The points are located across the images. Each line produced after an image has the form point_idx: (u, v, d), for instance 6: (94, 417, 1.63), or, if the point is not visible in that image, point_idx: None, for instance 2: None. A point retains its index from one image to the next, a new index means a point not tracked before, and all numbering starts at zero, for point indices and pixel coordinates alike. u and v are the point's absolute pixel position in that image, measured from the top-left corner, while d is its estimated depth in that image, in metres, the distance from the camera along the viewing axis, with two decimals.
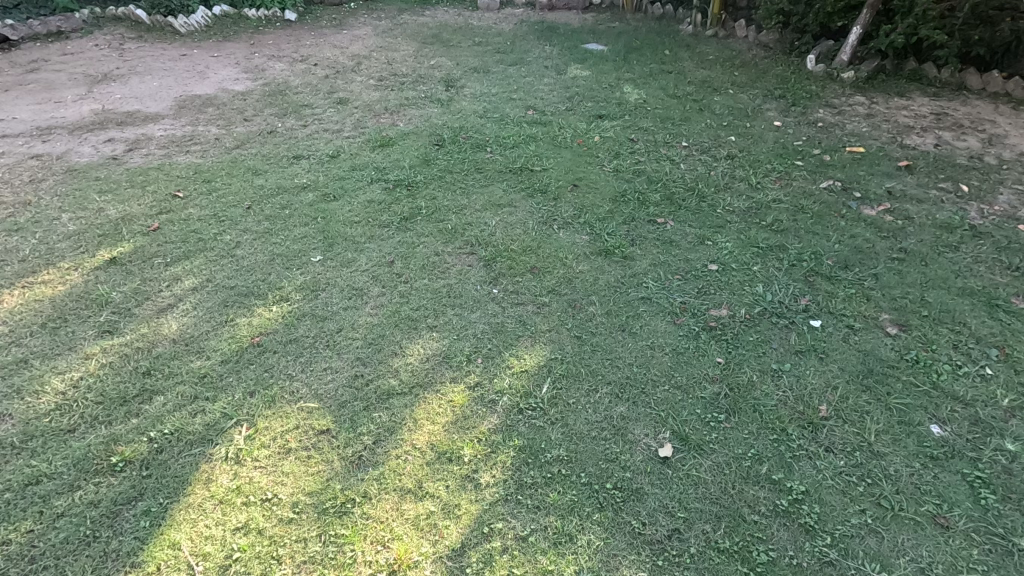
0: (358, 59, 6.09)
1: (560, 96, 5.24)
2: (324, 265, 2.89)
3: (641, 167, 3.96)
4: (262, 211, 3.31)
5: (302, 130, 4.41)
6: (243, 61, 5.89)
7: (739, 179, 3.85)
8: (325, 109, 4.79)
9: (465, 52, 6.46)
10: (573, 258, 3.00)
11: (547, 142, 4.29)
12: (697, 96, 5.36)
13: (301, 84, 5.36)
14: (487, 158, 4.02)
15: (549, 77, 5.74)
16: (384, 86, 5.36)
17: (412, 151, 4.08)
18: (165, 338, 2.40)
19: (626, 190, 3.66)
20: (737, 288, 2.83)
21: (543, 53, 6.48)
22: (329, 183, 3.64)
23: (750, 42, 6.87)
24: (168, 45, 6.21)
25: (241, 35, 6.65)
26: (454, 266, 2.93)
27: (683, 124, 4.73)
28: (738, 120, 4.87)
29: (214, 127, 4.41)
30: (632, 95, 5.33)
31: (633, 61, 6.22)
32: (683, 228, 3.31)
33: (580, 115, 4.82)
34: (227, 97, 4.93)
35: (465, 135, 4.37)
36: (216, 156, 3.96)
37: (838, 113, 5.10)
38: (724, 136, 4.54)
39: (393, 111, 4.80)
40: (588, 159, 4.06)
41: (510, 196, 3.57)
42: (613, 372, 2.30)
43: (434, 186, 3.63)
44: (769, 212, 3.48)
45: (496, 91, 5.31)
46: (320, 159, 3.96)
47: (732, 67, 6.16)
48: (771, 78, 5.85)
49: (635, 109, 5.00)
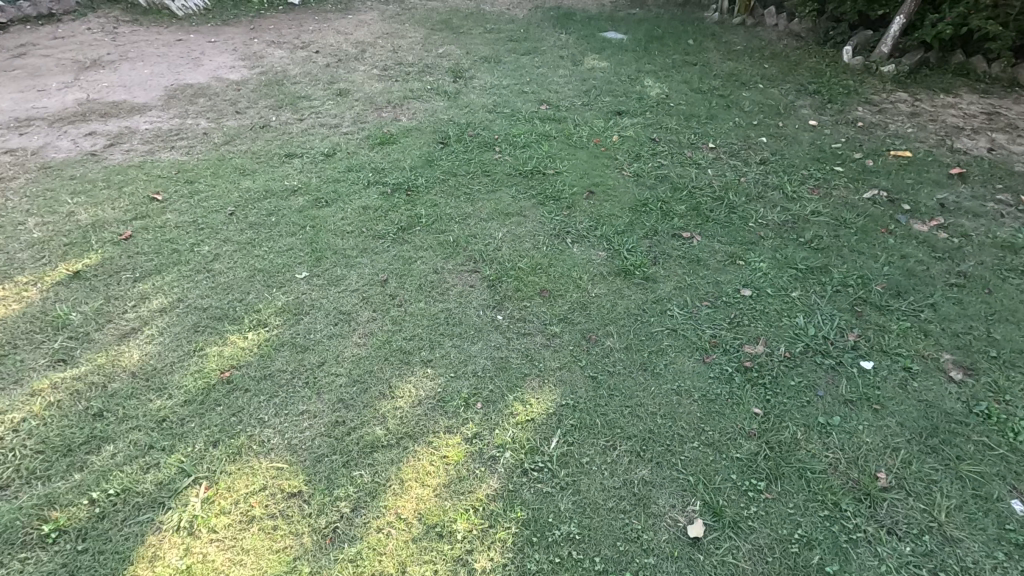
0: (362, 46, 5.75)
1: (576, 89, 4.87)
2: (311, 282, 2.60)
3: (664, 172, 3.60)
4: (246, 217, 3.01)
5: (298, 125, 4.10)
6: (241, 47, 5.57)
7: (772, 188, 3.49)
8: (324, 101, 4.48)
9: (476, 40, 6.09)
10: (587, 279, 2.69)
11: (561, 141, 3.94)
12: (724, 90, 4.97)
13: (300, 73, 5.03)
14: (495, 160, 3.69)
15: (565, 68, 5.37)
16: (388, 76, 5.03)
17: (414, 150, 3.77)
18: (123, 370, 2.11)
19: (647, 198, 3.32)
20: (775, 319, 2.49)
21: (559, 42, 6.09)
22: (322, 185, 3.33)
23: (780, 30, 6.42)
24: (164, 28, 5.90)
25: (241, 19, 6.32)
26: (454, 286, 2.62)
27: (709, 123, 4.36)
28: (770, 118, 4.48)
29: (204, 120, 4.11)
30: (654, 89, 4.95)
31: (655, 51, 5.82)
32: (711, 244, 2.97)
33: (597, 111, 4.46)
34: (221, 87, 4.63)
35: (472, 132, 4.04)
36: (203, 153, 3.66)
37: (879, 111, 4.68)
38: (755, 137, 4.16)
39: (396, 104, 4.47)
40: (605, 162, 3.71)
41: (519, 204, 3.25)
42: (634, 424, 1.99)
43: (437, 191, 3.31)
44: (808, 227, 3.12)
45: (507, 83, 4.96)
46: (315, 157, 3.65)
47: (761, 59, 5.74)
48: (804, 71, 5.43)
49: (656, 106, 4.62)
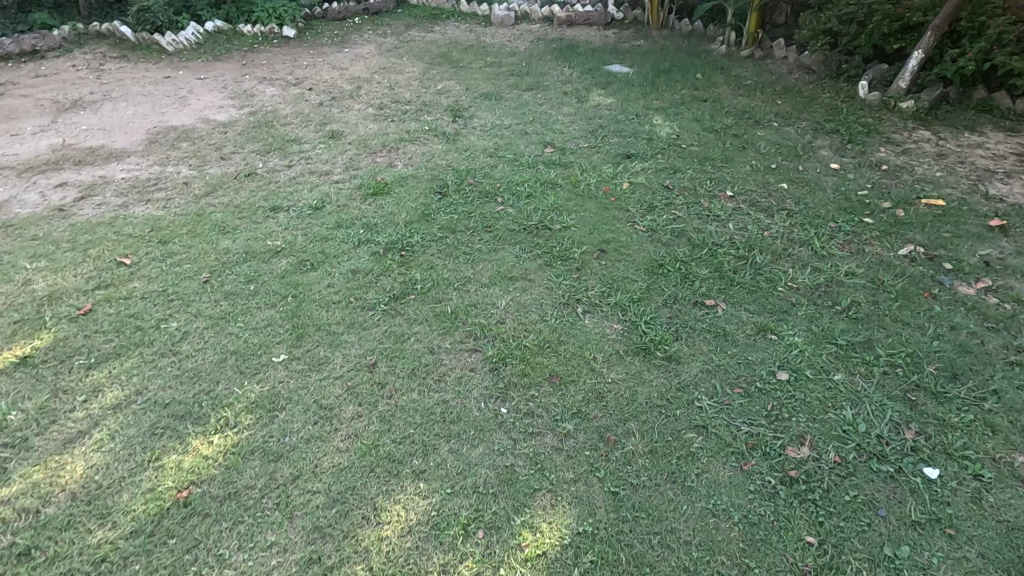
0: (358, 83, 5.53)
1: (582, 129, 4.62)
2: (290, 367, 2.30)
3: (680, 225, 3.32)
4: (222, 284, 2.72)
5: (286, 172, 3.84)
6: (231, 84, 5.35)
7: (799, 244, 3.20)
8: (315, 144, 4.23)
9: (476, 75, 5.88)
10: (602, 360, 2.39)
11: (568, 190, 3.68)
12: (738, 129, 4.72)
13: (292, 113, 4.80)
14: (497, 212, 3.42)
15: (569, 105, 5.13)
16: (384, 115, 4.79)
17: (409, 201, 3.50)
18: (62, 490, 1.81)
19: (664, 258, 3.03)
20: (818, 411, 2.18)
21: (562, 76, 5.87)
22: (308, 245, 3.06)
23: (790, 63, 6.22)
24: (152, 65, 5.69)
25: (233, 54, 6.12)
26: (452, 370, 2.32)
27: (724, 167, 4.10)
28: (788, 161, 4.22)
29: (185, 167, 3.85)
30: (664, 129, 4.70)
31: (663, 86, 5.60)
32: (738, 314, 2.67)
33: (605, 153, 4.20)
34: (206, 130, 4.38)
35: (472, 180, 3.77)
36: (181, 206, 3.38)
37: (903, 151, 4.43)
38: (774, 182, 3.89)
39: (392, 148, 4.22)
40: (616, 214, 3.44)
41: (524, 265, 2.96)
42: (666, 561, 1.69)
43: (434, 251, 3.03)
44: (843, 291, 2.83)
45: (509, 122, 4.71)
46: (303, 210, 3.38)
47: (773, 94, 5.51)
48: (819, 108, 5.19)
49: (668, 147, 4.37)
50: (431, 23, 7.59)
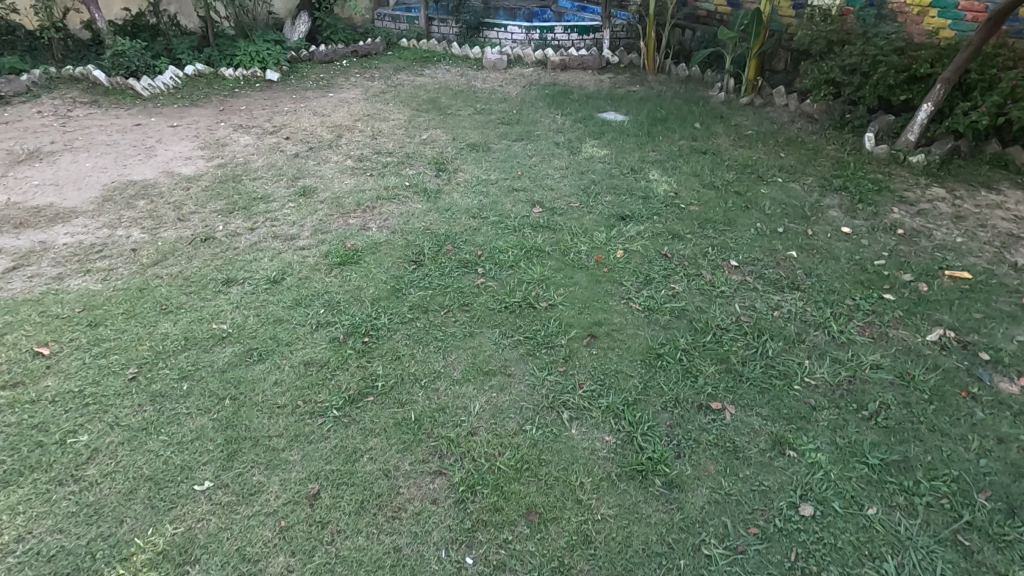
0: (338, 131, 5.27)
1: (573, 186, 4.33)
2: (213, 499, 1.91)
3: (680, 304, 2.97)
4: (150, 382, 2.34)
5: (247, 236, 3.50)
6: (204, 133, 5.08)
7: (814, 327, 2.85)
8: (284, 203, 3.91)
9: (464, 123, 5.62)
10: (590, 487, 2.01)
11: (556, 258, 3.34)
12: (740, 186, 4.43)
13: (264, 165, 4.51)
14: (476, 286, 3.07)
15: (560, 158, 4.86)
16: (362, 168, 4.50)
17: (380, 272, 3.15)
18: None
19: (662, 346, 2.67)
20: (852, 563, 1.80)
21: (554, 125, 5.62)
22: (259, 328, 2.69)
23: (792, 112, 5.99)
24: (123, 111, 5.44)
25: (211, 99, 5.89)
26: (410, 502, 1.93)
27: (727, 230, 3.78)
28: (796, 224, 3.91)
29: (137, 230, 3.52)
30: (661, 185, 4.41)
31: (659, 136, 5.34)
32: (750, 420, 2.29)
33: (597, 214, 3.90)
34: (168, 185, 4.08)
35: (451, 246, 3.44)
36: (123, 278, 3.03)
37: (917, 212, 4.12)
38: (782, 250, 3.57)
39: (367, 206, 3.91)
40: (609, 289, 3.09)
41: (503, 355, 2.59)
42: None
43: (402, 336, 2.67)
44: (870, 389, 2.46)
45: (496, 177, 4.42)
46: (259, 283, 3.03)
47: (775, 145, 5.25)
48: (825, 162, 4.92)
49: (665, 207, 4.06)
50: (422, 66, 7.40)
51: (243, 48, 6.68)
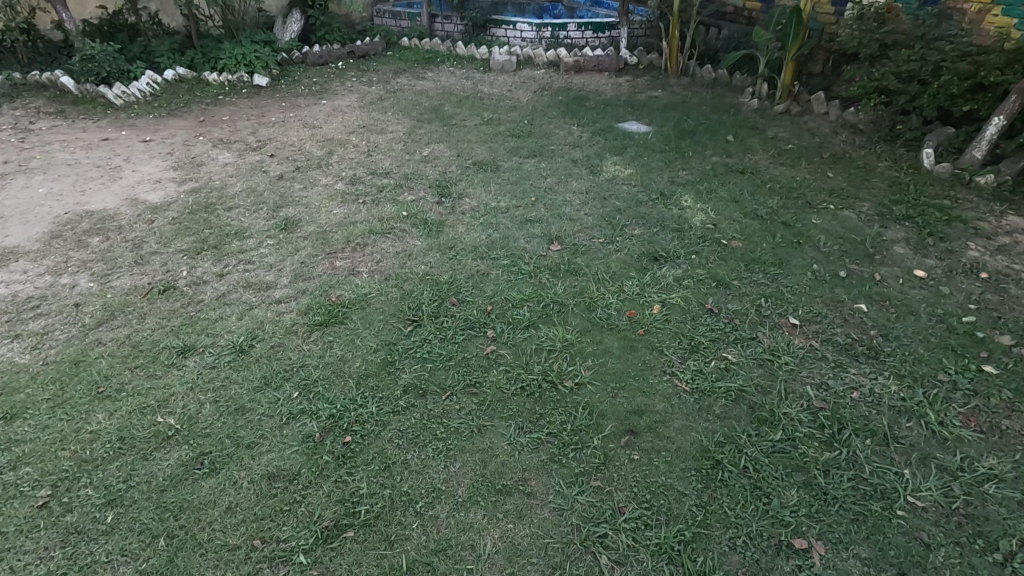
0: (329, 146, 4.72)
1: (595, 216, 3.78)
2: None
3: (736, 382, 2.42)
4: (65, 511, 1.82)
5: (214, 285, 2.97)
6: (180, 149, 4.56)
7: (907, 414, 2.30)
8: (261, 239, 3.38)
9: (470, 135, 5.06)
10: None
11: (581, 315, 2.80)
12: (786, 215, 3.87)
13: (242, 190, 3.97)
14: (486, 356, 2.53)
15: (579, 179, 4.30)
16: (354, 194, 3.96)
17: (370, 335, 2.62)
18: None
19: (721, 448, 2.12)
20: None
21: (570, 138, 5.06)
22: (215, 421, 2.15)
23: (834, 122, 5.41)
24: (92, 124, 4.94)
25: (191, 109, 5.36)
26: None
27: (779, 274, 3.22)
28: (859, 265, 3.34)
29: (84, 276, 3.01)
30: (695, 215, 3.85)
31: (689, 152, 4.77)
32: (847, 569, 1.75)
33: (625, 254, 3.35)
34: (129, 217, 3.57)
35: (455, 299, 2.90)
36: (57, 345, 2.52)
37: (998, 248, 3.55)
38: (849, 301, 3.01)
39: (357, 244, 3.37)
40: (646, 360, 2.54)
41: (520, 462, 2.04)
42: None
43: (393, 432, 2.14)
44: (996, 516, 1.91)
45: (506, 204, 3.87)
46: (223, 352, 2.50)
47: (820, 162, 4.68)
48: (879, 183, 4.33)
49: (703, 244, 3.50)
50: (424, 68, 6.83)
51: (228, 50, 6.13)
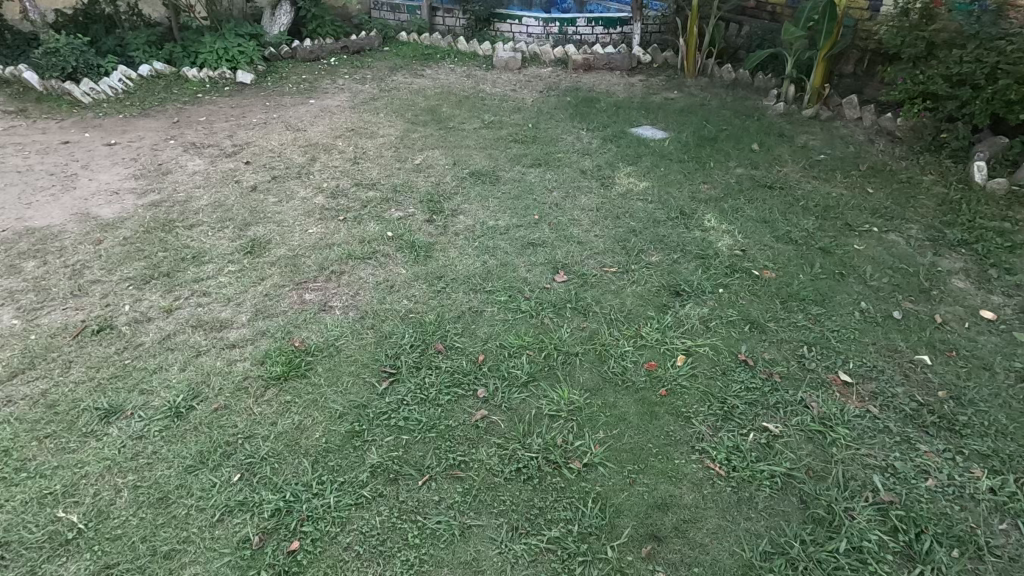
0: (312, 152, 4.27)
1: (605, 238, 3.31)
2: None
3: (781, 465, 1.96)
4: None
5: (159, 323, 2.53)
6: (146, 154, 4.12)
7: (1000, 514, 1.83)
8: (221, 264, 2.93)
9: (469, 140, 4.60)
10: None
11: (591, 368, 2.34)
12: (824, 239, 3.40)
13: (209, 203, 3.53)
14: (475, 423, 2.08)
15: (588, 194, 3.83)
16: (334, 209, 3.50)
17: (335, 394, 2.18)
18: None
19: (768, 563, 1.68)
20: None
21: (578, 145, 4.59)
22: (130, 518, 1.73)
23: (869, 130, 4.92)
24: (54, 124, 4.51)
25: (165, 108, 4.92)
26: None
27: (822, 314, 2.75)
28: (915, 303, 2.87)
29: (9, 310, 2.58)
30: (721, 238, 3.38)
31: (710, 163, 4.30)
32: None
33: (642, 287, 2.89)
34: (75, 235, 3.13)
35: (441, 344, 2.45)
36: None
37: None
38: (909, 350, 2.53)
39: (332, 271, 2.92)
40: (669, 431, 2.09)
41: None
42: None
43: (353, 536, 1.70)
44: None
45: (505, 224, 3.42)
46: (155, 416, 2.07)
47: (857, 175, 4.19)
48: (927, 202, 3.84)
49: (731, 274, 3.04)
50: (422, 65, 6.36)
51: (210, 44, 5.68)
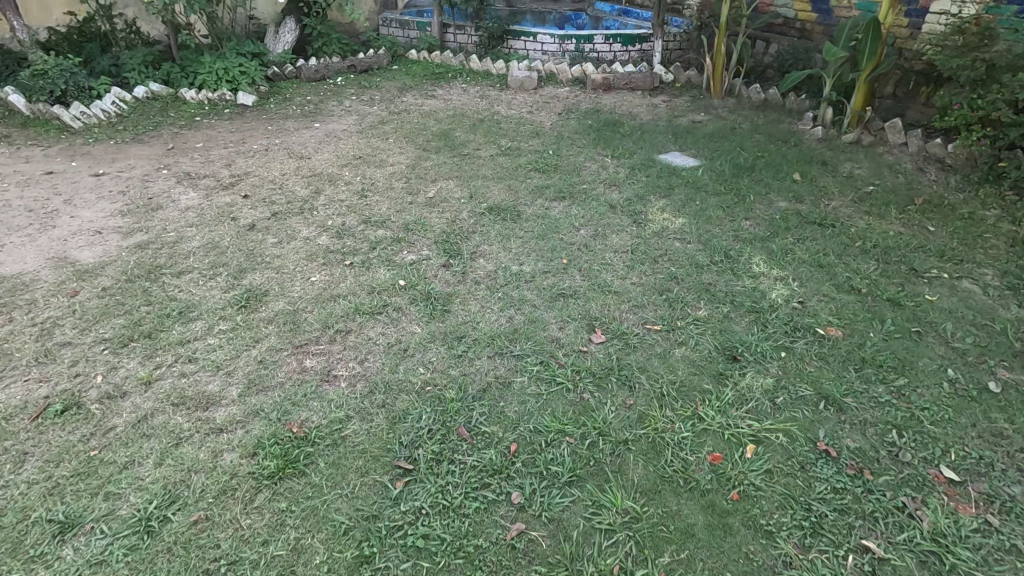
0: (316, 184, 3.92)
1: (644, 287, 2.94)
2: None
3: None
4: None
5: (135, 399, 2.17)
6: (135, 186, 3.78)
7: None
8: (210, 321, 2.56)
9: (485, 169, 4.25)
10: None
11: (646, 464, 1.97)
12: (890, 288, 3.01)
13: (201, 244, 3.18)
14: (512, 542, 1.71)
15: (620, 233, 3.47)
16: (339, 251, 3.15)
17: (339, 500, 1.80)
18: None
19: None
20: None
21: (604, 174, 4.23)
22: None
23: (918, 158, 4.55)
24: (39, 151, 4.19)
25: (160, 133, 4.60)
26: None
27: (907, 386, 2.36)
28: (1010, 370, 2.48)
29: None
30: (774, 286, 3.00)
31: (750, 196, 3.93)
32: None
33: (694, 351, 2.51)
34: (49, 284, 2.78)
35: (465, 428, 2.07)
36: None
37: None
38: (1020, 436, 2.14)
39: (336, 330, 2.56)
40: (749, 553, 1.71)
41: None
42: None
43: None
44: None
45: (531, 269, 3.06)
46: (121, 532, 1.70)
47: (914, 210, 3.81)
48: (997, 242, 3.46)
49: (793, 333, 2.65)
50: (433, 85, 6.04)
51: (209, 64, 5.37)
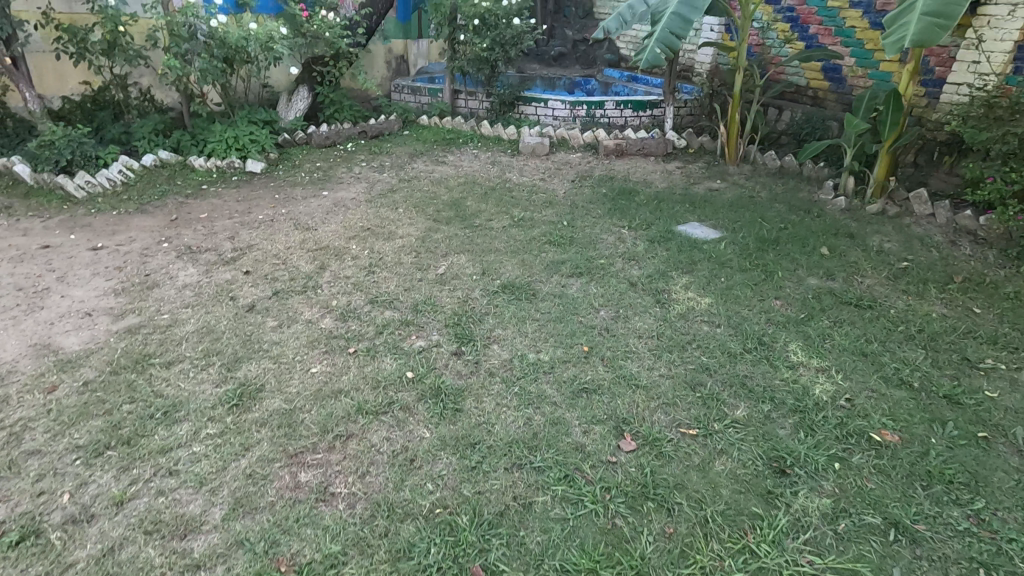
0: (321, 258, 3.75)
1: (675, 381, 2.69)
2: None
3: None
4: None
5: (101, 524, 1.90)
6: (132, 261, 3.62)
7: None
8: (196, 424, 2.31)
9: (497, 242, 4.08)
10: None
11: None
12: (944, 382, 2.74)
13: (195, 327, 2.97)
14: None
15: (643, 315, 3.24)
16: (343, 337, 2.93)
17: None
18: None
19: None
20: None
21: (622, 247, 4.05)
22: None
23: (949, 230, 4.36)
24: (39, 223, 4.07)
25: (165, 203, 4.50)
26: None
27: (986, 510, 2.06)
28: None
29: None
30: (817, 380, 2.73)
31: (778, 272, 3.72)
32: None
33: (737, 462, 2.22)
34: (25, 377, 2.56)
35: (479, 568, 1.79)
36: None
37: None
38: None
39: (336, 435, 2.30)
40: None
41: None
42: None
43: None
44: None
45: (549, 358, 2.81)
46: None
47: (954, 288, 3.58)
48: None
49: (847, 440, 2.37)
50: (444, 151, 5.99)
51: (220, 132, 5.35)
